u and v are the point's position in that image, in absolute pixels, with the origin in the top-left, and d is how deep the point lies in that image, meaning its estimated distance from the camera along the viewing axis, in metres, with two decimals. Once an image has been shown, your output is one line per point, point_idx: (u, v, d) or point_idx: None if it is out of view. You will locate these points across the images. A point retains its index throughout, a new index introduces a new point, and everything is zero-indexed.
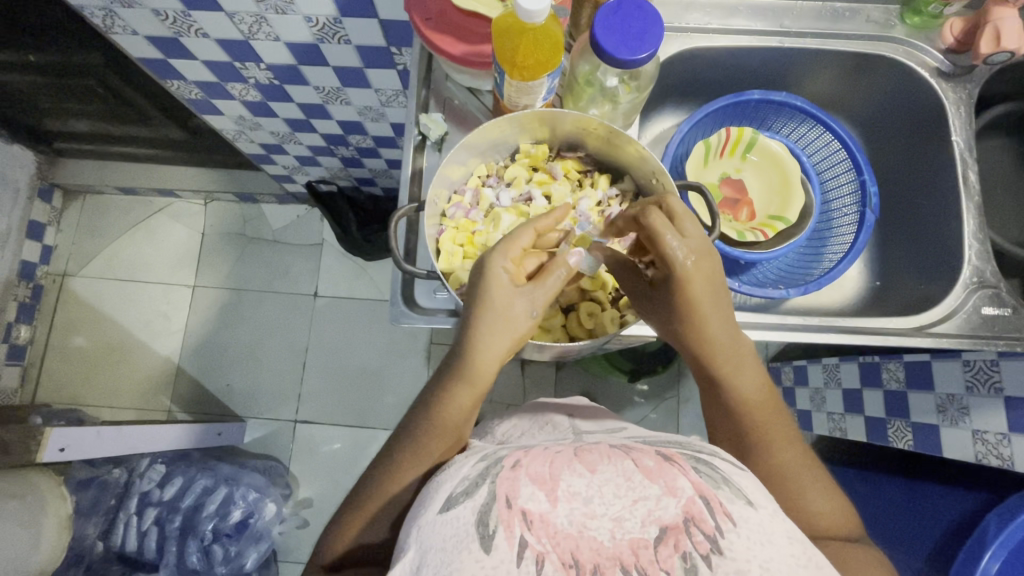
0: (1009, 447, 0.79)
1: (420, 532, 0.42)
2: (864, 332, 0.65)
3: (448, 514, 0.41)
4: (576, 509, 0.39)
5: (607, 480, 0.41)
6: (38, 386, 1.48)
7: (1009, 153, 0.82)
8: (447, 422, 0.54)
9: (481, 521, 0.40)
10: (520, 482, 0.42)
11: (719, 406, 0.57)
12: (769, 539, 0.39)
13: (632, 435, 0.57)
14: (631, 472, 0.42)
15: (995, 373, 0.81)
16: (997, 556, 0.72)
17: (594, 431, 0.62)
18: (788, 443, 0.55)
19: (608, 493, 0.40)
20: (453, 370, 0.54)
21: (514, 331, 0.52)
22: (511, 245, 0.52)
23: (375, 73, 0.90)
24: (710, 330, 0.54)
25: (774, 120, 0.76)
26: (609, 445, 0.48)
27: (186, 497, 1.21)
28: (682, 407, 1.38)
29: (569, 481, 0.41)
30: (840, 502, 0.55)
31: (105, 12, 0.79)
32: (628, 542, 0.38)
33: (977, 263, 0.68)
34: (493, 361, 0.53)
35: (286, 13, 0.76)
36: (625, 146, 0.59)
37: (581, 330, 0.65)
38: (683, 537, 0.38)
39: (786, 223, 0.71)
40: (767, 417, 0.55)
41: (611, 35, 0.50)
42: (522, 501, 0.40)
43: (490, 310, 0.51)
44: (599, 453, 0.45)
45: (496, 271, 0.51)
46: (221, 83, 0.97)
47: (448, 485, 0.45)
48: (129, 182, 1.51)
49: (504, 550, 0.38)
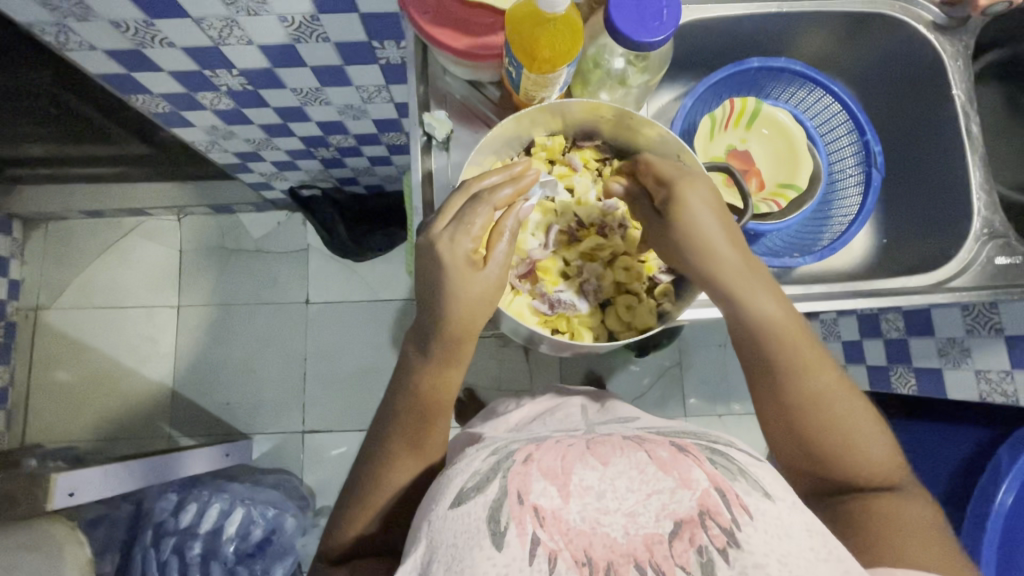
0: (1012, 383, 0.84)
1: (430, 527, 0.42)
2: (887, 293, 0.67)
3: (459, 510, 0.41)
4: (589, 505, 0.38)
5: (621, 472, 0.40)
6: (25, 426, 1.42)
7: (998, 99, 0.84)
8: (438, 401, 0.58)
9: (493, 517, 0.39)
10: (531, 476, 0.41)
11: (758, 356, 0.54)
12: (787, 533, 0.38)
13: (644, 425, 0.57)
14: (644, 463, 0.41)
15: (995, 315, 0.85)
16: (1011, 488, 0.76)
17: (607, 421, 0.61)
18: (821, 370, 0.53)
19: (621, 487, 0.39)
20: (439, 355, 0.56)
21: (483, 305, 0.54)
22: (462, 226, 0.52)
23: (357, 70, 0.86)
24: (718, 252, 0.52)
25: (773, 87, 0.76)
26: (621, 437, 0.47)
27: (204, 522, 1.17)
28: (685, 374, 1.38)
29: (581, 475, 0.40)
30: (882, 446, 0.55)
31: (59, 28, 0.74)
32: (642, 537, 0.37)
33: (986, 214, 0.69)
34: (471, 331, 0.55)
35: (259, 14, 0.71)
36: (643, 128, 0.57)
37: (624, 328, 0.62)
38: (699, 531, 0.37)
39: (798, 190, 0.71)
40: (802, 344, 0.53)
41: (627, 18, 0.48)
42: (534, 497, 0.39)
43: (454, 296, 0.52)
44: (611, 446, 0.44)
45: (443, 253, 0.52)
46: (190, 94, 0.91)
47: (458, 479, 0.44)
48: (94, 205, 1.42)
49: (516, 547, 0.38)
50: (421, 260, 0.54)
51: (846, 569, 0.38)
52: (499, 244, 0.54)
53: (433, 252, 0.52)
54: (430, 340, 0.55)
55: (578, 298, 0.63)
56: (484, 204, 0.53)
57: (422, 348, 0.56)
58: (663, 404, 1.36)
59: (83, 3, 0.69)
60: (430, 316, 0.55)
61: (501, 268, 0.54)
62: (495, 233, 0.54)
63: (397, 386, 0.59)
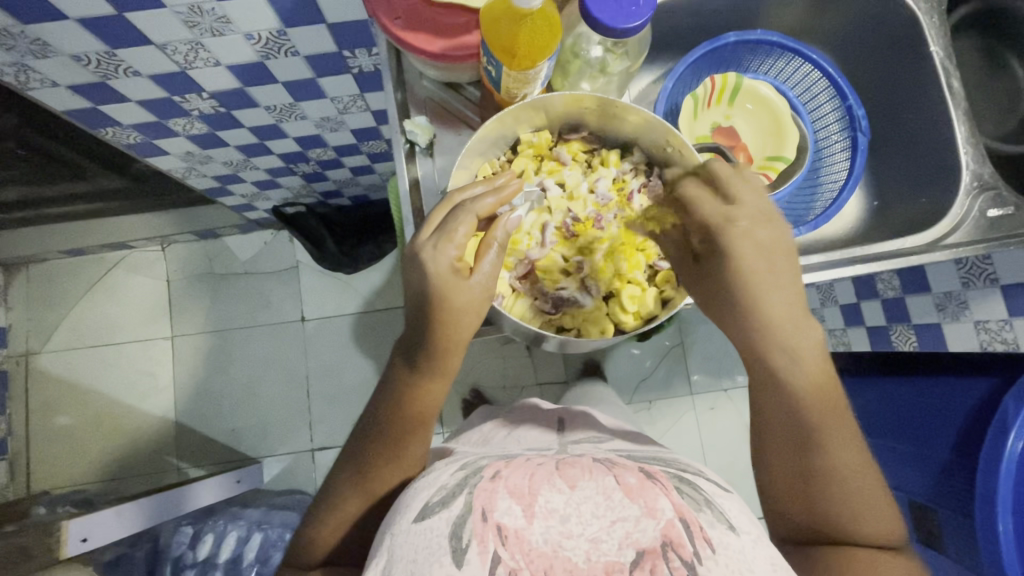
0: (1011, 331, 0.86)
1: (393, 541, 0.42)
2: (886, 256, 0.67)
3: (422, 525, 0.41)
4: (552, 527, 0.38)
5: (587, 497, 0.39)
6: (29, 475, 1.39)
7: (973, 51, 0.85)
8: (420, 414, 0.56)
9: (455, 534, 0.39)
10: (496, 494, 0.40)
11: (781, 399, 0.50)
12: (749, 567, 0.38)
13: (616, 448, 0.57)
14: (611, 489, 0.40)
15: (988, 266, 0.86)
16: (1021, 433, 0.77)
17: (580, 440, 0.61)
18: (844, 441, 0.50)
19: (586, 512, 0.38)
20: (419, 368, 0.55)
21: (469, 317, 0.53)
22: (446, 232, 0.52)
23: (329, 82, 0.84)
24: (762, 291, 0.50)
25: (751, 60, 0.75)
26: (591, 458, 0.47)
27: (224, 551, 1.18)
28: (688, 353, 1.37)
29: (547, 497, 0.39)
30: (889, 506, 0.51)
31: (18, 67, 0.71)
32: (603, 564, 0.36)
33: (975, 168, 0.70)
34: (456, 351, 0.55)
35: (224, 34, 0.70)
36: (625, 114, 0.57)
37: (629, 319, 0.61)
38: (660, 562, 0.36)
39: (786, 161, 0.71)
40: (824, 404, 0.50)
41: (603, 5, 0.48)
42: (498, 515, 0.39)
43: (445, 306, 0.52)
44: (580, 467, 0.43)
45: (427, 262, 0.51)
46: (162, 121, 0.88)
47: (424, 494, 0.45)
48: (75, 243, 1.39)
49: (476, 566, 0.37)
50: (405, 270, 0.54)
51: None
52: (485, 254, 0.54)
53: (418, 260, 0.52)
54: (420, 350, 0.54)
55: (580, 293, 0.63)
56: (465, 214, 0.52)
57: (409, 358, 0.55)
58: (668, 384, 1.36)
59: (41, 39, 0.66)
60: (425, 327, 0.54)
61: (488, 278, 0.54)
62: (483, 244, 0.54)
63: (383, 393, 0.57)
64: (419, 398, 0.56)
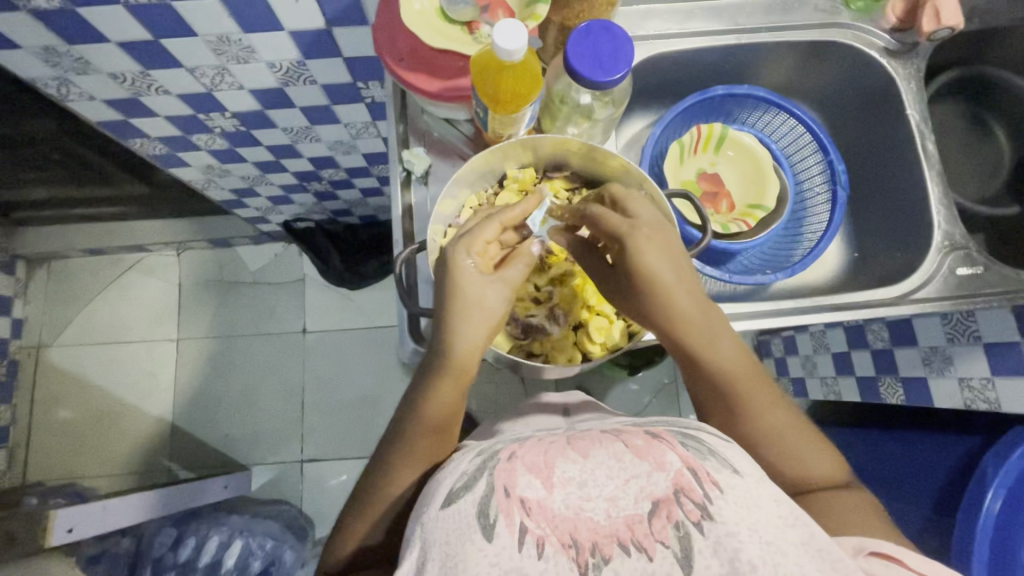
0: (994, 391, 0.85)
1: (423, 528, 0.41)
2: (855, 306, 0.69)
3: (449, 509, 0.41)
4: (572, 493, 0.39)
5: (600, 463, 0.41)
6: (26, 465, 1.42)
7: (959, 116, 0.89)
8: (439, 422, 0.53)
9: (482, 512, 0.39)
10: (516, 471, 0.41)
11: (704, 383, 0.55)
12: (756, 502, 0.39)
13: (624, 420, 0.57)
14: (622, 453, 0.42)
15: (972, 323, 0.87)
16: (998, 494, 0.77)
17: (586, 420, 0.62)
18: (772, 407, 0.55)
19: (601, 475, 0.40)
20: (435, 371, 0.52)
21: (487, 313, 0.51)
22: (471, 234, 0.53)
23: (343, 109, 0.90)
24: (679, 304, 0.51)
25: (740, 112, 0.79)
26: (600, 430, 0.48)
27: (203, 556, 1.16)
28: (681, 391, 1.38)
29: (563, 467, 0.41)
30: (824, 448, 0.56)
31: (59, 81, 0.78)
32: (623, 519, 0.38)
33: (946, 227, 0.72)
34: (474, 352, 0.52)
35: (248, 62, 0.76)
36: (606, 159, 0.61)
37: (597, 348, 0.65)
38: (675, 507, 0.38)
39: (765, 210, 0.75)
40: (748, 383, 0.54)
41: (584, 60, 0.52)
42: (520, 490, 0.40)
43: (464, 303, 0.51)
44: (590, 439, 0.45)
45: (455, 256, 0.52)
46: (186, 136, 0.95)
47: (448, 481, 0.45)
48: (96, 243, 1.46)
49: (505, 538, 0.38)
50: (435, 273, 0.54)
51: (811, 533, 0.39)
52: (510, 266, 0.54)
53: (446, 257, 0.53)
54: (438, 357, 0.52)
55: (549, 322, 0.66)
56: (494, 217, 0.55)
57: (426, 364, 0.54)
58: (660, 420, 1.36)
59: (83, 58, 0.73)
60: (439, 329, 0.52)
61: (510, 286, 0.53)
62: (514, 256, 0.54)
63: None
64: (431, 403, 0.53)
